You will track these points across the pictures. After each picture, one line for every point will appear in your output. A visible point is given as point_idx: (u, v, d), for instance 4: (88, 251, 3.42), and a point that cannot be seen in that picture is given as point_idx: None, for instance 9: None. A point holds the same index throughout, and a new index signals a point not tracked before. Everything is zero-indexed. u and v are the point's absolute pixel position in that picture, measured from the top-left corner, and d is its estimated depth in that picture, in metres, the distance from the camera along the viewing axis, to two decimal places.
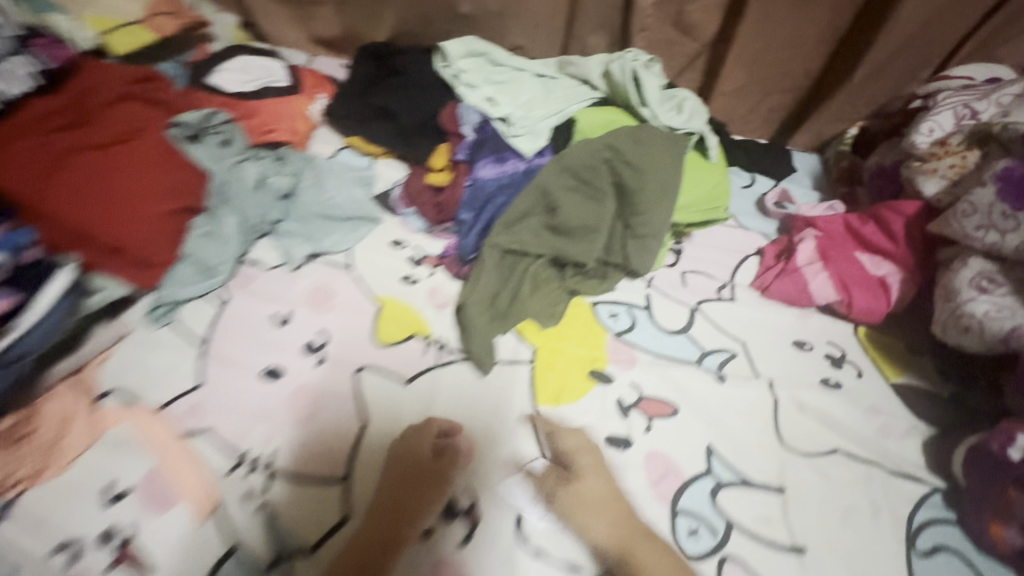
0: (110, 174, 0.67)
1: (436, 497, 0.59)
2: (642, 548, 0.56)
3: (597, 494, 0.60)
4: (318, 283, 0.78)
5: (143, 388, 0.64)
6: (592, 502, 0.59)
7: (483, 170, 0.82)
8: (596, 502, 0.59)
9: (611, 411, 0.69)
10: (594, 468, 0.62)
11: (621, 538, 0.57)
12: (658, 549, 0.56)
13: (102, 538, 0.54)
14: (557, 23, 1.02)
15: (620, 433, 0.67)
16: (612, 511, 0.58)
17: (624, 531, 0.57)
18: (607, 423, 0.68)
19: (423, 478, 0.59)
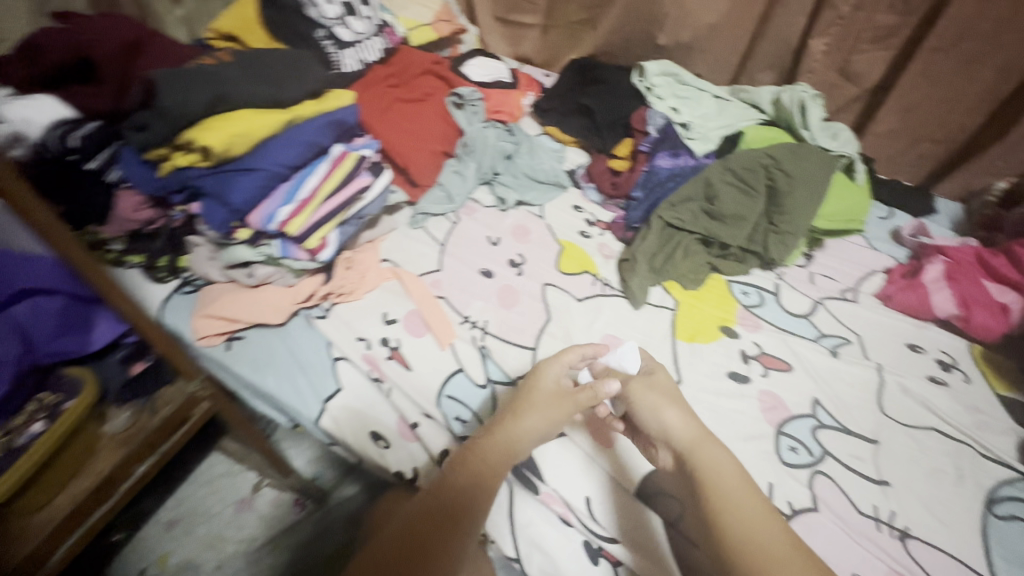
0: (417, 120, 1.00)
1: (545, 413, 0.64)
2: (703, 449, 0.60)
3: (660, 393, 0.65)
4: (519, 222, 1.04)
5: (406, 261, 0.94)
6: (656, 393, 0.65)
7: (660, 160, 1.04)
8: (668, 397, 0.65)
9: (735, 355, 0.87)
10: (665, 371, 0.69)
11: (685, 436, 0.61)
12: (729, 460, 0.59)
13: (382, 342, 0.81)
14: (733, 61, 1.25)
15: (740, 371, 0.85)
16: (673, 409, 0.63)
17: (696, 432, 0.62)
18: (732, 363, 0.86)
19: (545, 395, 0.66)
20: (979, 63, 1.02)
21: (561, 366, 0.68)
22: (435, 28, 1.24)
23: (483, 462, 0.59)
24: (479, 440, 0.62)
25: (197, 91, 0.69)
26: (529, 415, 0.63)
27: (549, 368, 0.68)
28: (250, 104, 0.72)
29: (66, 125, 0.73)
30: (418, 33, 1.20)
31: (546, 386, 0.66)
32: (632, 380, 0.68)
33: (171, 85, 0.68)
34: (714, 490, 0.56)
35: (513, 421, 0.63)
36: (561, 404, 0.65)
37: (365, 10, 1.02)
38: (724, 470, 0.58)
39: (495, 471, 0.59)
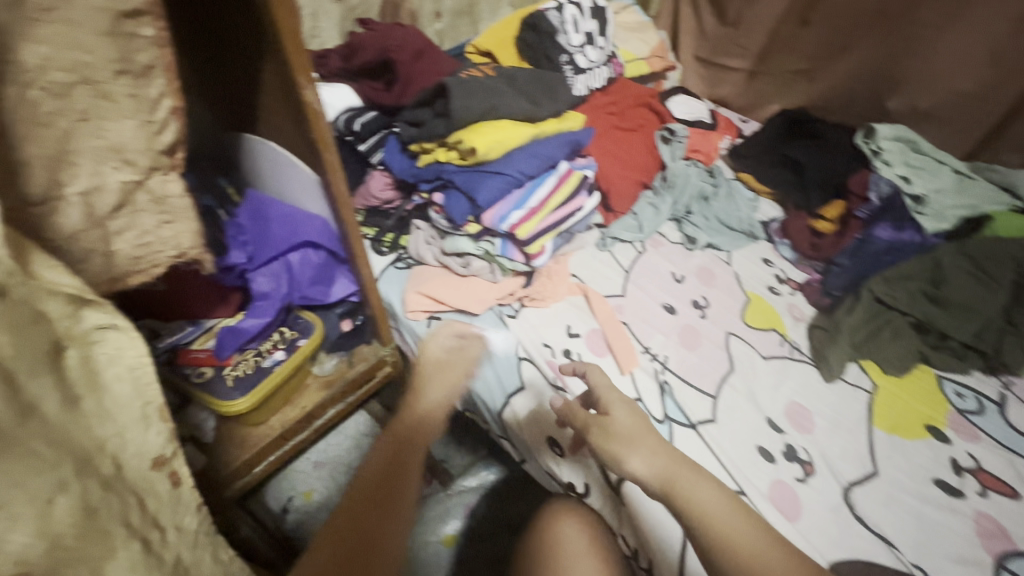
0: (629, 150, 1.04)
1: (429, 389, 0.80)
2: (689, 485, 0.62)
3: (630, 432, 0.68)
4: (704, 264, 1.03)
5: (592, 279, 0.96)
6: (615, 436, 0.67)
7: (879, 231, 0.98)
8: (631, 438, 0.67)
9: (946, 463, 0.77)
10: (620, 407, 0.71)
11: (664, 474, 0.63)
12: (713, 490, 0.62)
13: (565, 353, 0.84)
14: (973, 136, 1.13)
15: (951, 482, 0.75)
16: (641, 446, 0.66)
17: (669, 471, 0.64)
18: (939, 471, 0.76)
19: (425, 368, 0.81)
20: None
21: (438, 340, 0.85)
22: (649, 62, 1.27)
23: (402, 438, 0.74)
24: (404, 413, 0.77)
25: (477, 100, 0.80)
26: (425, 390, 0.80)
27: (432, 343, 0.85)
28: (507, 116, 0.81)
29: (353, 113, 0.88)
30: (632, 66, 1.23)
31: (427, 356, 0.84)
32: (590, 430, 0.69)
33: (462, 91, 0.79)
34: (703, 518, 0.59)
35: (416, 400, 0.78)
36: (442, 376, 0.82)
37: (601, 40, 1.08)
38: (712, 505, 0.60)
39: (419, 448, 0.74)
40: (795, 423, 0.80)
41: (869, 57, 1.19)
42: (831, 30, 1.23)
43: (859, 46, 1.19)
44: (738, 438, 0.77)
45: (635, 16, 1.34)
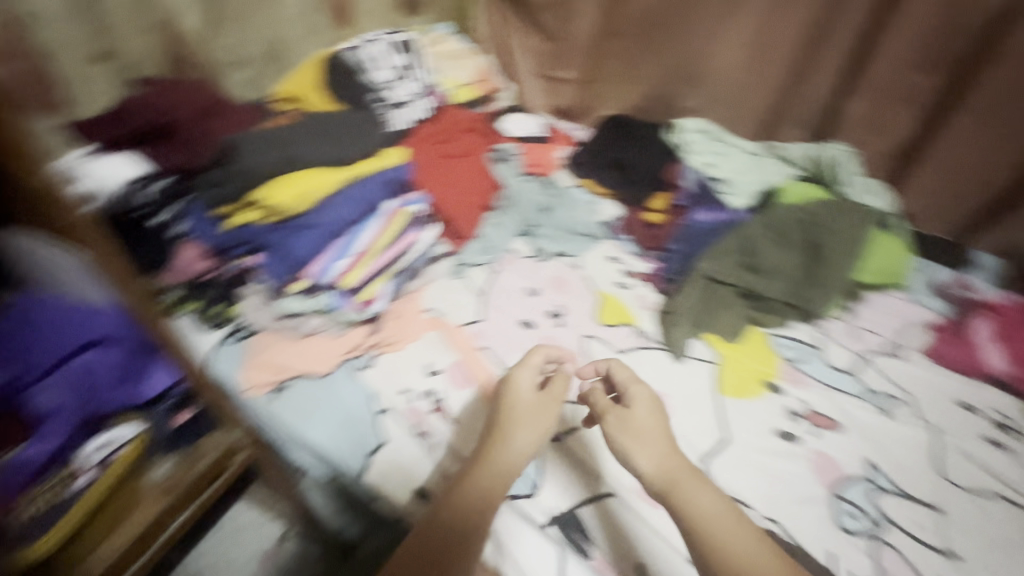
0: (464, 175, 1.04)
1: (517, 434, 0.71)
2: (692, 488, 0.64)
3: (643, 425, 0.71)
4: (558, 273, 1.04)
5: (448, 308, 0.93)
6: (636, 432, 0.70)
7: (699, 214, 1.08)
8: (638, 433, 0.70)
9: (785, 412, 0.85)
10: (643, 403, 0.73)
11: (670, 474, 0.66)
12: (713, 495, 0.64)
13: (426, 393, 0.82)
14: (762, 118, 1.29)
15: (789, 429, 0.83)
16: (658, 445, 0.69)
17: (680, 473, 0.66)
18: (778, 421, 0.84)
19: (546, 406, 0.75)
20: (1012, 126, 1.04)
21: (529, 370, 0.77)
22: (475, 87, 1.30)
23: (499, 470, 0.68)
24: (492, 446, 0.70)
25: (272, 153, 0.86)
26: (513, 435, 0.71)
27: (522, 378, 0.76)
28: (313, 162, 0.86)
29: (145, 180, 0.81)
30: (461, 91, 1.27)
31: (521, 399, 0.74)
32: (609, 415, 0.73)
33: (254, 149, 0.86)
34: (702, 520, 0.61)
35: (500, 448, 0.70)
36: (543, 409, 0.74)
37: (416, 75, 1.12)
38: (713, 508, 0.62)
39: (493, 487, 0.66)
40: None
41: (669, 58, 1.32)
42: (634, 38, 1.35)
43: (660, 49, 1.33)
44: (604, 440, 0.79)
45: (455, 42, 1.36)
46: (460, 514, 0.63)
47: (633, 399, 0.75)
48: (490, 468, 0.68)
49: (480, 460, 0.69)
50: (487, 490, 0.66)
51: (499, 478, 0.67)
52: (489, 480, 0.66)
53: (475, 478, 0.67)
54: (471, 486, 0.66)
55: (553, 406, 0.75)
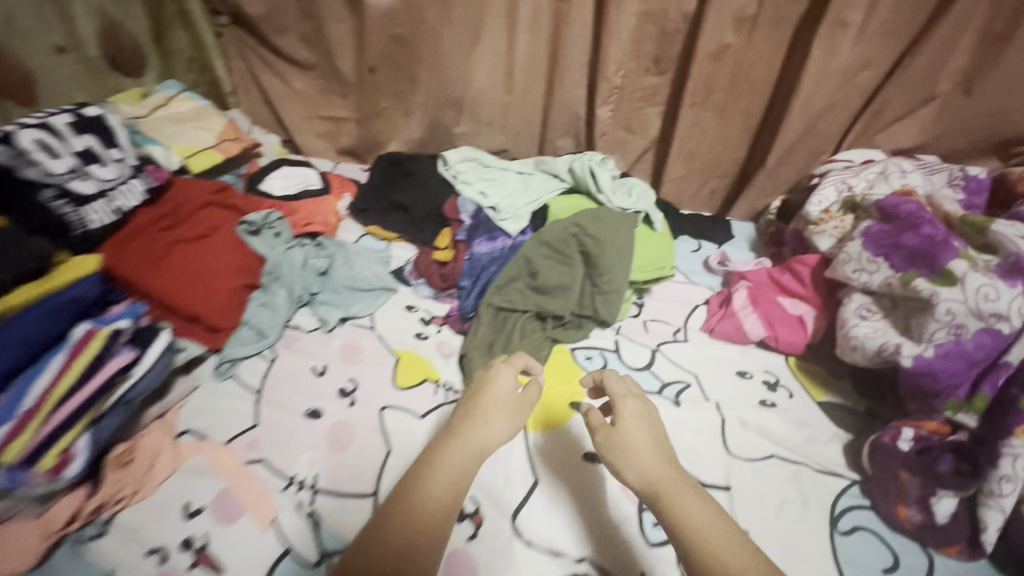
0: (203, 260, 0.90)
1: (494, 426, 0.65)
2: (676, 491, 0.60)
3: (630, 441, 0.66)
4: (348, 341, 0.96)
5: (212, 425, 0.81)
6: (616, 449, 0.65)
7: (478, 247, 1.04)
8: (627, 446, 0.65)
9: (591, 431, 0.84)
10: (628, 409, 0.70)
11: (652, 483, 0.62)
12: (703, 503, 0.59)
13: (183, 544, 0.67)
14: (534, 131, 1.32)
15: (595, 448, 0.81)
16: (638, 456, 0.64)
17: (670, 482, 0.61)
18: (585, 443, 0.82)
19: (522, 404, 0.69)
20: (729, 110, 1.17)
21: (505, 376, 0.70)
22: (220, 150, 1.14)
23: (466, 459, 0.61)
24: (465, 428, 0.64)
25: None
26: (490, 423, 0.65)
27: (497, 385, 0.69)
28: None
29: None
30: (198, 158, 1.10)
31: (496, 396, 0.68)
32: (602, 430, 0.68)
33: None
34: (684, 522, 0.57)
35: (477, 427, 0.64)
36: (519, 407, 0.68)
37: (114, 152, 0.92)
38: (698, 518, 0.57)
39: (467, 471, 0.61)
40: None
41: (434, 86, 1.30)
42: (394, 69, 1.30)
43: (422, 78, 1.29)
44: None
45: (190, 101, 1.18)
46: (424, 513, 0.56)
47: (620, 413, 0.70)
48: (462, 451, 0.61)
49: (435, 457, 0.61)
50: (455, 486, 0.59)
51: (470, 458, 0.62)
52: (460, 470, 0.60)
53: (442, 465, 0.60)
54: (441, 475, 0.59)
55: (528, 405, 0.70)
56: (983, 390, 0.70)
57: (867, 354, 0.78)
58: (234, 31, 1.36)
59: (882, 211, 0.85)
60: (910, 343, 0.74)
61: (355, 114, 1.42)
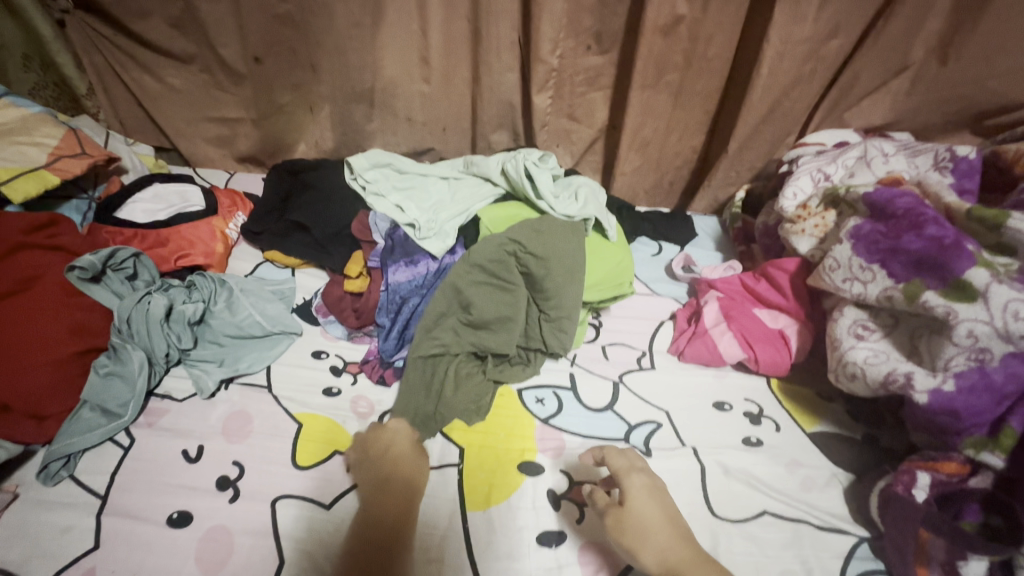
0: (12, 331, 0.68)
1: (411, 474, 0.66)
2: (698, 574, 0.55)
3: (643, 519, 0.58)
4: (233, 409, 0.75)
5: (30, 556, 0.59)
6: (631, 530, 0.57)
7: (395, 274, 0.84)
8: (643, 526, 0.57)
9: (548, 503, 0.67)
10: (637, 484, 0.61)
11: (673, 568, 0.56)
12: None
13: None
14: (463, 124, 1.13)
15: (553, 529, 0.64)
16: (655, 535, 0.57)
17: (692, 560, 0.56)
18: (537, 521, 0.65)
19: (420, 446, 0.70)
20: (684, 90, 1.02)
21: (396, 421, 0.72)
22: (55, 170, 0.88)
23: (390, 518, 0.62)
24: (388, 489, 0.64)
25: None
26: (408, 471, 0.66)
27: (396, 430, 0.71)
28: None
29: None
30: (21, 183, 0.84)
31: (397, 446, 0.69)
32: (610, 510, 0.59)
33: None
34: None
35: (395, 482, 0.65)
36: (418, 448, 0.70)
37: None
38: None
39: (398, 513, 0.62)
40: None
41: (339, 75, 1.08)
42: (288, 58, 1.07)
43: (323, 66, 1.07)
44: None
45: (17, 109, 0.93)
46: (380, 559, 0.58)
47: (630, 491, 0.60)
48: (390, 504, 0.63)
49: (368, 510, 0.63)
50: (392, 534, 0.60)
51: (400, 505, 0.63)
52: (393, 519, 0.62)
53: (380, 512, 0.62)
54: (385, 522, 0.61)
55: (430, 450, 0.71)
56: (1013, 424, 0.57)
57: (869, 385, 0.65)
58: (78, 15, 1.08)
59: (873, 206, 0.71)
60: (921, 370, 0.61)
61: (250, 113, 1.19)
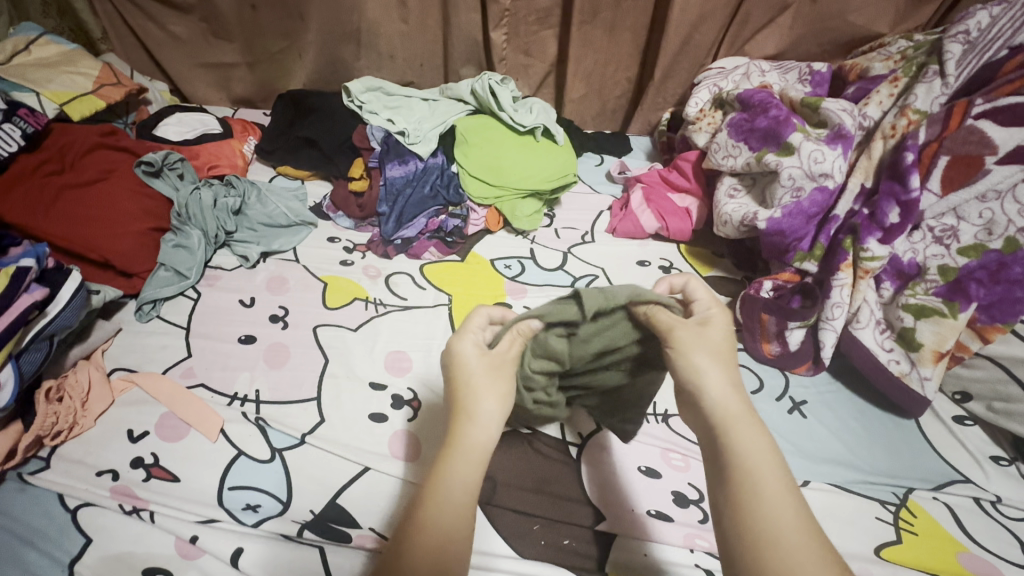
0: (102, 205, 0.90)
1: (486, 402, 0.49)
2: (739, 424, 0.47)
3: (714, 342, 0.52)
4: (272, 274, 0.98)
5: (144, 361, 0.82)
6: (704, 345, 0.51)
7: (391, 170, 1.08)
8: (710, 346, 0.51)
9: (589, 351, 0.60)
10: (720, 315, 0.55)
11: (728, 409, 0.48)
12: (760, 433, 0.46)
13: (134, 463, 0.70)
14: (437, 62, 1.34)
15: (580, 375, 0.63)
16: (725, 368, 0.50)
17: (739, 408, 0.48)
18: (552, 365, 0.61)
19: (499, 363, 0.53)
20: (616, 27, 1.25)
21: (477, 332, 0.55)
22: (100, 95, 1.07)
23: (467, 475, 0.46)
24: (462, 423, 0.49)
25: None
26: (477, 405, 0.49)
27: (465, 359, 0.52)
28: None
29: None
30: (76, 104, 1.03)
31: (468, 379, 0.51)
32: (682, 325, 0.53)
33: None
34: (739, 463, 0.45)
35: (467, 420, 0.48)
36: (501, 367, 0.52)
37: None
38: (753, 450, 0.45)
39: (474, 478, 0.46)
40: (393, 370, 0.84)
41: (326, 19, 1.27)
42: (283, 4, 1.26)
43: (312, 12, 1.26)
44: (348, 420, 0.77)
45: (55, 46, 1.10)
46: (436, 540, 0.43)
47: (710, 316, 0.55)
48: (461, 461, 0.46)
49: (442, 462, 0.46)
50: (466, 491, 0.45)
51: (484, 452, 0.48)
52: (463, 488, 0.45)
53: (460, 465, 0.46)
54: (452, 489, 0.45)
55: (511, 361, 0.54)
56: (820, 240, 0.86)
57: (735, 225, 0.93)
58: None
59: (741, 102, 0.97)
60: (764, 210, 0.89)
61: (247, 58, 1.36)
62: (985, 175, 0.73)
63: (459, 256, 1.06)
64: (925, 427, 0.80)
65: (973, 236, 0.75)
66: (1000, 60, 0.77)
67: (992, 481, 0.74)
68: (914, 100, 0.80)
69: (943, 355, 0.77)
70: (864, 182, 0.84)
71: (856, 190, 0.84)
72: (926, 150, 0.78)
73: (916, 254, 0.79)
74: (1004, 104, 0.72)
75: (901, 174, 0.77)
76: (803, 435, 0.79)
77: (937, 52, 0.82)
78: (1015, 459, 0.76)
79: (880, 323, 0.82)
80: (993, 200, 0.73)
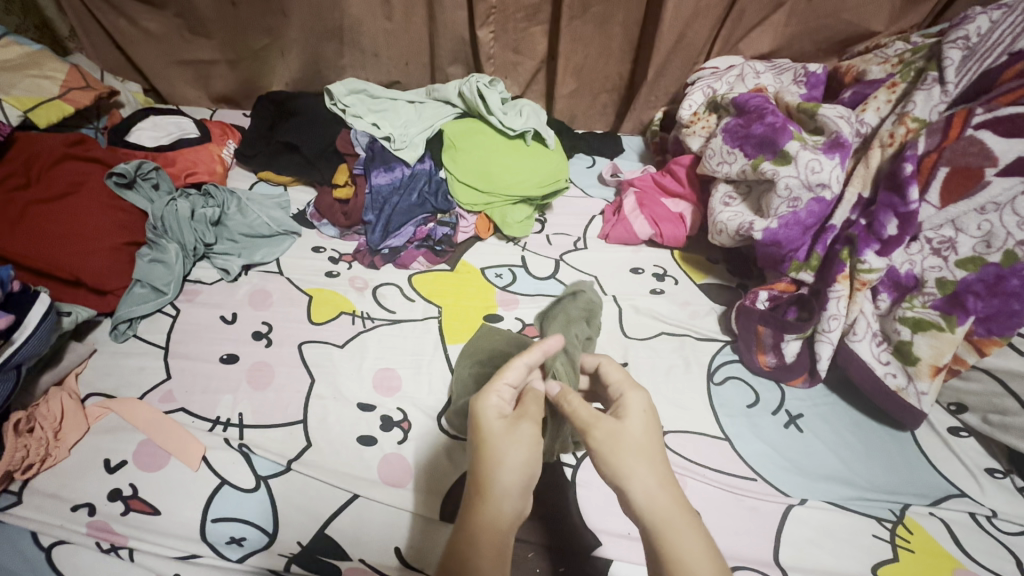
0: (71, 220, 0.86)
1: (507, 474, 0.48)
2: (680, 526, 0.46)
3: (633, 439, 0.51)
4: (255, 287, 0.95)
5: (120, 385, 0.79)
6: (624, 447, 0.50)
7: (377, 178, 1.04)
8: (633, 446, 0.50)
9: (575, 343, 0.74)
10: (635, 402, 0.54)
11: (662, 512, 0.47)
12: (701, 534, 0.46)
13: (111, 495, 0.67)
14: (423, 60, 1.29)
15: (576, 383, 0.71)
16: (648, 466, 0.49)
17: (669, 506, 0.47)
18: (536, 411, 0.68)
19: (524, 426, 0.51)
20: (607, 23, 1.21)
21: (497, 391, 0.54)
22: (68, 100, 1.02)
23: (502, 526, 0.46)
24: (483, 498, 0.47)
25: None
26: (497, 477, 0.47)
27: (487, 415, 0.52)
28: None
29: None
30: (42, 111, 0.98)
31: (490, 432, 0.50)
32: (597, 427, 0.51)
33: None
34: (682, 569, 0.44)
35: (487, 495, 0.47)
36: (528, 433, 0.51)
37: None
38: (694, 555, 0.44)
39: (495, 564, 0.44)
40: (382, 390, 0.81)
41: (307, 15, 1.22)
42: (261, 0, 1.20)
43: (292, 7, 1.20)
44: (336, 444, 0.75)
45: (18, 47, 1.04)
46: None
47: (625, 408, 0.54)
48: (482, 543, 0.45)
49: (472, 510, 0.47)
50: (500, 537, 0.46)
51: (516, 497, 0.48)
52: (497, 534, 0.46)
53: (490, 516, 0.46)
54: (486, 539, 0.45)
55: (534, 421, 0.52)
56: (817, 250, 0.84)
57: (730, 234, 0.91)
58: None
59: (736, 107, 0.95)
60: (760, 219, 0.87)
61: (225, 55, 1.30)
62: (984, 187, 0.72)
63: (449, 265, 1.03)
64: (921, 440, 0.79)
65: (971, 248, 0.74)
66: (1000, 66, 0.76)
67: (988, 495, 0.73)
68: (913, 108, 0.78)
69: (940, 369, 0.76)
70: (862, 191, 0.82)
71: (853, 199, 0.82)
72: (925, 161, 0.76)
73: (914, 265, 0.78)
74: (1005, 114, 0.71)
75: (899, 185, 0.76)
76: (800, 450, 0.78)
77: (935, 58, 0.80)
78: (1010, 472, 0.76)
79: (876, 335, 0.82)
80: (992, 212, 0.72)
